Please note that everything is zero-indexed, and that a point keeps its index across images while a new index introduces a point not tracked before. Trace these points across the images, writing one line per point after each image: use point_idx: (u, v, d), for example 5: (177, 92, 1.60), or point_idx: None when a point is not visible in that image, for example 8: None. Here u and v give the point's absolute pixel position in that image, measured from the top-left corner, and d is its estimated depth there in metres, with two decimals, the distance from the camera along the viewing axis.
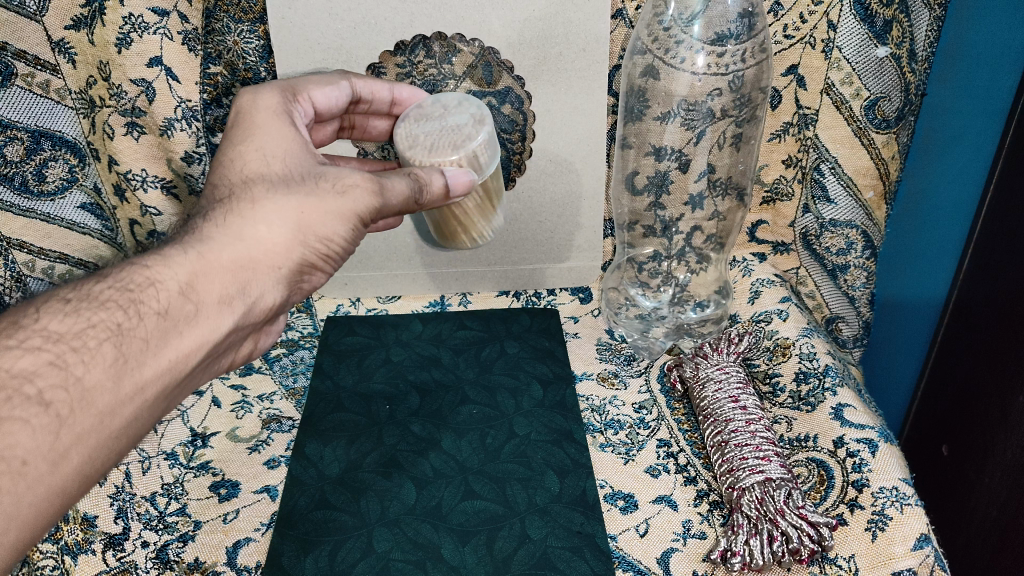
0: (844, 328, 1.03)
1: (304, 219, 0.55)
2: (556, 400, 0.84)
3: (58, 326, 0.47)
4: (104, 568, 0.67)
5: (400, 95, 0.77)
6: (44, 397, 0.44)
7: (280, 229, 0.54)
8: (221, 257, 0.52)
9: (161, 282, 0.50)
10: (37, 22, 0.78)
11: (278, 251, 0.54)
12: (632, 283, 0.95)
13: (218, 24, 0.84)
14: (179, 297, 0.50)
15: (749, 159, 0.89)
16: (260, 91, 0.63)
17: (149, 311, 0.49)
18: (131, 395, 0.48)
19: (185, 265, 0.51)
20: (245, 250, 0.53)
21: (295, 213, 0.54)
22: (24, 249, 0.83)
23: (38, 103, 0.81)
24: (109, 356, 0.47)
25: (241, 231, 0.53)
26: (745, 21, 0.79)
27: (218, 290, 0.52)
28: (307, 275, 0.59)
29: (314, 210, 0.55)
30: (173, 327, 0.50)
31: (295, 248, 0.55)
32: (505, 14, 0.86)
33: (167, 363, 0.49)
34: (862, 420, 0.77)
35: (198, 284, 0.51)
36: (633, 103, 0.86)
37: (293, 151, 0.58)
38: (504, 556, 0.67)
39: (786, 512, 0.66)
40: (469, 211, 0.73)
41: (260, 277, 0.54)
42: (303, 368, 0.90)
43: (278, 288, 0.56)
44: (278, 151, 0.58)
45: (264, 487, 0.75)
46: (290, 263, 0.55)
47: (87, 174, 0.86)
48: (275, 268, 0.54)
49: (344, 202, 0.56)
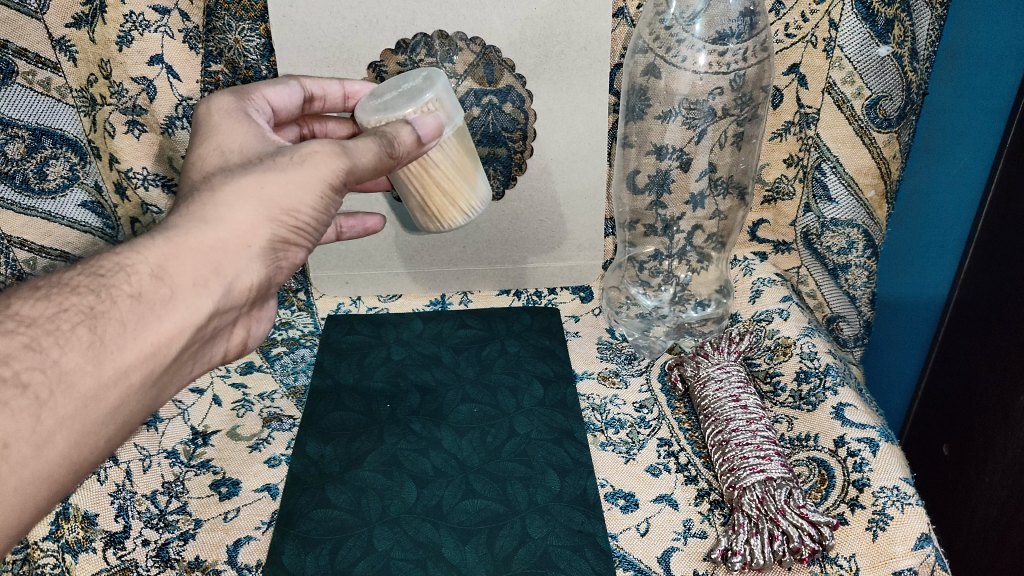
0: (845, 328, 1.04)
1: (266, 193, 0.53)
2: (556, 398, 0.84)
3: (30, 312, 0.45)
4: (105, 566, 0.67)
5: (350, 89, 0.77)
6: (21, 379, 0.43)
7: (243, 205, 0.52)
8: (189, 240, 0.50)
9: (132, 267, 0.48)
10: (37, 19, 0.78)
11: (245, 229, 0.52)
12: (633, 282, 0.95)
13: (218, 23, 0.84)
14: (151, 280, 0.48)
15: (749, 158, 0.89)
16: (213, 97, 0.63)
17: (123, 294, 0.47)
18: (114, 378, 0.46)
19: (154, 251, 0.49)
20: (214, 231, 0.51)
21: (256, 189, 0.52)
22: (24, 247, 0.83)
23: (39, 101, 0.81)
24: (85, 339, 0.45)
25: (205, 213, 0.51)
26: (746, 19, 0.79)
27: (190, 273, 0.50)
28: (284, 252, 0.56)
29: (274, 182, 0.53)
30: (150, 311, 0.48)
31: (264, 224, 0.53)
32: (506, 12, 0.86)
33: (147, 348, 0.48)
34: (862, 420, 0.77)
35: (169, 267, 0.49)
36: (634, 102, 0.85)
37: (250, 143, 0.58)
38: (504, 555, 0.67)
39: (786, 512, 0.67)
40: (449, 173, 0.70)
41: (232, 257, 0.52)
42: (304, 365, 0.90)
43: (254, 266, 0.54)
44: (235, 146, 0.57)
45: (266, 486, 0.74)
46: (260, 240, 0.53)
47: (87, 172, 0.86)
48: (247, 247, 0.52)
49: (304, 170, 0.54)
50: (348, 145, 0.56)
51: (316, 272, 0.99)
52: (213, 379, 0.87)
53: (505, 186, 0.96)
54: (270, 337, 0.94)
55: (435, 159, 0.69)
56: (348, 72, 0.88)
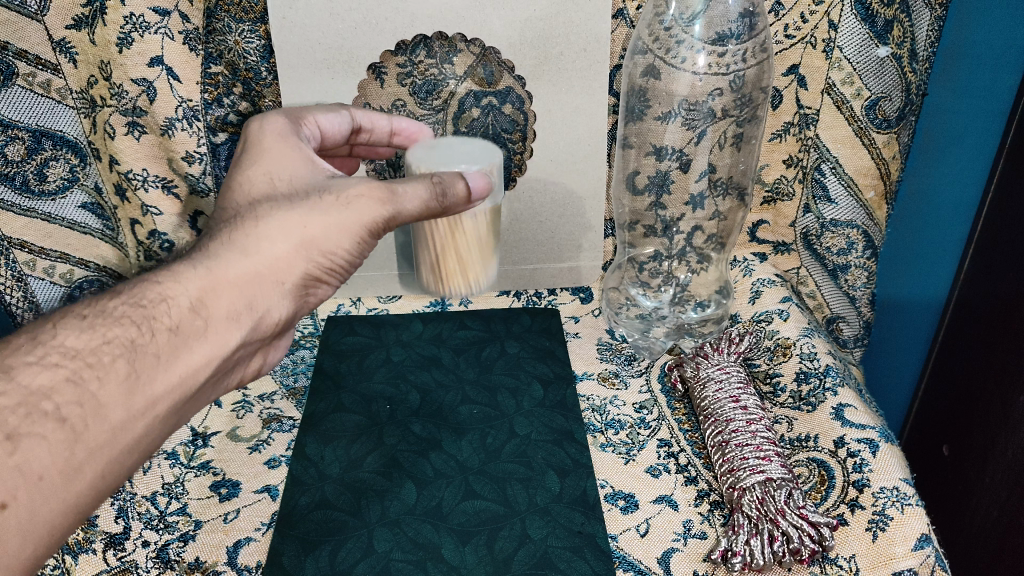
0: (845, 328, 1.04)
1: (308, 234, 0.57)
2: (556, 400, 0.84)
3: (73, 343, 0.49)
4: (105, 567, 0.67)
5: (399, 126, 0.79)
6: (60, 412, 0.47)
7: (285, 245, 0.56)
8: (229, 275, 0.54)
9: (173, 299, 0.52)
10: (37, 21, 0.78)
11: (285, 266, 0.57)
12: (632, 283, 0.96)
13: (218, 24, 0.84)
14: (190, 312, 0.53)
15: (749, 159, 0.89)
16: (267, 117, 0.66)
17: (162, 327, 0.51)
18: (144, 408, 0.50)
19: (195, 282, 0.53)
20: (254, 267, 0.55)
21: (300, 230, 0.57)
22: (25, 248, 0.87)
23: (39, 103, 0.82)
24: (122, 371, 0.49)
25: (248, 248, 0.55)
26: (746, 20, 0.79)
27: (228, 307, 0.55)
28: (313, 288, 0.61)
29: (318, 226, 0.57)
30: (185, 343, 0.52)
31: (301, 263, 0.58)
32: (505, 14, 0.86)
33: (177, 378, 0.52)
34: (862, 420, 0.77)
35: (209, 300, 0.54)
36: (633, 103, 0.85)
37: (299, 173, 0.61)
38: (504, 556, 0.67)
39: (786, 512, 0.67)
40: (470, 244, 0.83)
41: (268, 293, 0.57)
42: (303, 367, 0.90)
43: (285, 301, 0.59)
44: (285, 174, 0.60)
45: (266, 487, 0.75)
46: (295, 277, 0.58)
47: (88, 174, 0.88)
48: (281, 283, 0.57)
49: (347, 214, 0.58)
50: (396, 192, 0.60)
51: None
52: None
53: (505, 188, 0.96)
54: None
55: (466, 227, 0.81)
56: (348, 73, 0.88)
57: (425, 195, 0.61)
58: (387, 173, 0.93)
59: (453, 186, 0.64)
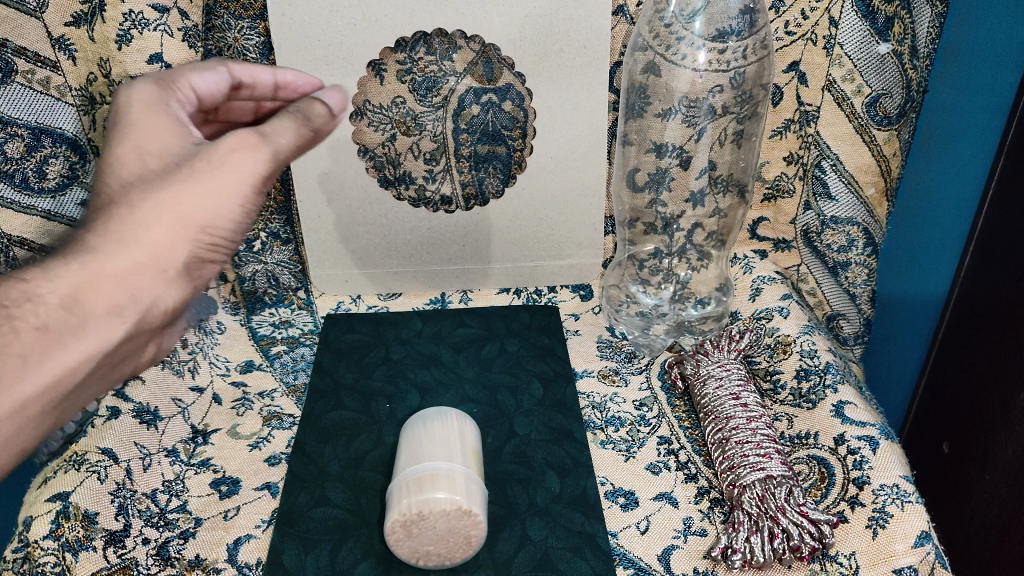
0: (845, 325, 1.03)
1: (186, 206, 0.45)
2: (556, 398, 0.84)
3: None
4: (105, 565, 0.66)
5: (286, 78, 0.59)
6: None
7: (161, 221, 0.44)
8: (102, 264, 0.42)
9: (37, 295, 0.41)
10: (37, 18, 0.78)
11: (166, 248, 0.44)
12: (633, 280, 0.95)
13: (218, 21, 0.84)
14: (60, 310, 0.41)
15: (749, 156, 0.87)
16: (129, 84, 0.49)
17: (24, 326, 0.40)
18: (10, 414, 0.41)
19: (62, 274, 0.41)
20: (130, 252, 0.43)
21: (177, 202, 0.45)
22: (24, 246, 0.85)
23: (39, 100, 0.81)
24: None
25: (119, 230, 0.43)
26: (746, 17, 0.78)
27: (102, 300, 0.43)
28: (206, 268, 0.49)
29: (192, 193, 0.45)
30: (54, 343, 0.41)
31: (184, 243, 0.45)
32: (505, 11, 0.86)
33: (44, 383, 0.41)
34: (862, 417, 0.77)
35: (81, 295, 0.42)
36: (634, 100, 0.85)
37: (174, 142, 0.47)
38: (505, 558, 0.67)
39: (786, 510, 0.67)
40: None
41: (149, 282, 0.44)
42: (304, 364, 0.90)
43: (174, 288, 0.46)
44: (153, 146, 0.46)
45: (266, 484, 0.75)
46: (181, 260, 0.45)
47: (87, 171, 0.87)
48: (167, 270, 0.45)
49: (223, 177, 0.46)
50: (265, 131, 0.49)
51: (315, 270, 0.99)
52: (213, 377, 0.87)
53: (505, 185, 0.96)
54: (270, 336, 0.94)
55: None
56: (347, 70, 0.88)
57: (298, 129, 0.50)
58: (386, 169, 0.93)
59: (314, 109, 0.52)
